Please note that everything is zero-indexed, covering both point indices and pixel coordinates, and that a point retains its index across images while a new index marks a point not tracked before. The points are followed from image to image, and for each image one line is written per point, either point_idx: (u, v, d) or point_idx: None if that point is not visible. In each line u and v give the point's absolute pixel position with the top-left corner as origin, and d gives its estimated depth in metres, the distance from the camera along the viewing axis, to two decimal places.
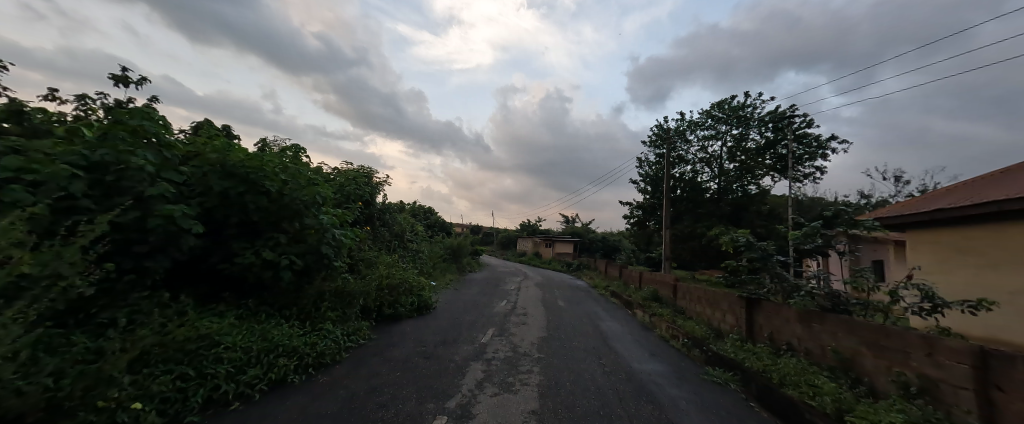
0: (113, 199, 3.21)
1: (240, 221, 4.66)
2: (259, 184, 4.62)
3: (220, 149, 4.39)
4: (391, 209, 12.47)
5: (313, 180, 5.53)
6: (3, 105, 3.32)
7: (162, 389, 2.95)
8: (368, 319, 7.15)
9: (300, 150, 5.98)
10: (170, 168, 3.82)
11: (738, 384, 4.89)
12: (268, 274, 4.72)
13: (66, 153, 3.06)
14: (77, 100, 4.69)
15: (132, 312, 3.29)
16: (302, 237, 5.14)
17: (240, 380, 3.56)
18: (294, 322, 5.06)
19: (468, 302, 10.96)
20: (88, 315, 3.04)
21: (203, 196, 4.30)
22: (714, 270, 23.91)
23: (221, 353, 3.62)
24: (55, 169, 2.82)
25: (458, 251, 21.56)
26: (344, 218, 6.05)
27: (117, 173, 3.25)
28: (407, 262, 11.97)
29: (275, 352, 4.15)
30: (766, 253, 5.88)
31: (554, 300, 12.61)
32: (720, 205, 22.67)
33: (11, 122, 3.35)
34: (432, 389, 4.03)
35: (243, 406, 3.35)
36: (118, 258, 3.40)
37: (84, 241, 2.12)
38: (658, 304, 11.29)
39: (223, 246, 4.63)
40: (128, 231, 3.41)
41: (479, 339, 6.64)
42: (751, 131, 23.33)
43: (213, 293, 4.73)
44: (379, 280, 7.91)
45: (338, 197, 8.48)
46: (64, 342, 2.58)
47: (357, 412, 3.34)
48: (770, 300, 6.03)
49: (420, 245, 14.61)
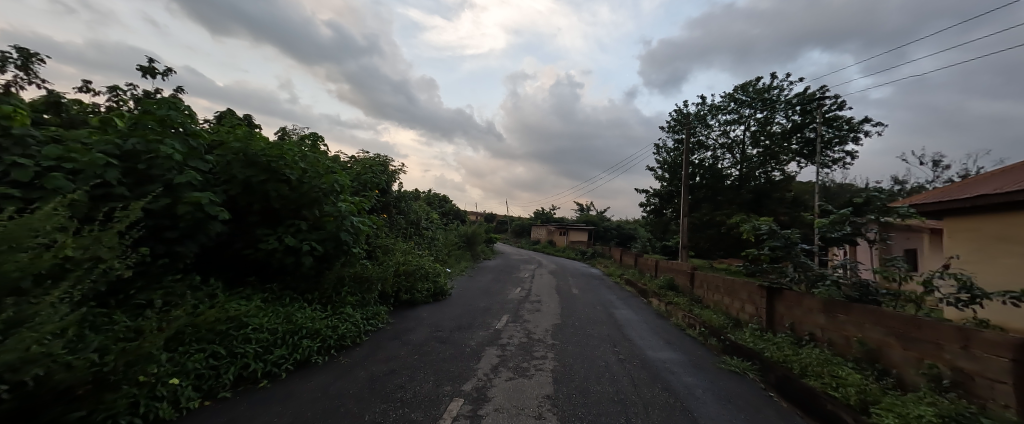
0: (144, 187, 3.37)
1: (263, 208, 4.82)
2: (279, 172, 4.73)
3: (242, 138, 4.53)
4: (405, 198, 12.71)
5: (331, 168, 5.58)
6: (43, 97, 3.50)
7: (196, 366, 3.13)
8: (385, 304, 7.31)
9: (319, 138, 6.09)
10: (196, 156, 3.97)
11: (756, 373, 4.82)
12: (290, 260, 4.89)
13: (100, 142, 3.24)
14: (109, 92, 4.87)
15: (166, 293, 3.48)
16: (321, 224, 5.26)
17: (267, 360, 3.73)
18: (316, 305, 5.22)
19: (481, 289, 11.04)
20: (127, 295, 3.28)
21: (228, 184, 4.45)
22: (733, 259, 23.30)
23: (249, 334, 3.79)
24: (91, 158, 2.98)
25: (471, 239, 21.72)
26: (361, 206, 6.12)
27: (148, 162, 3.42)
28: (422, 250, 12.10)
29: (300, 333, 4.30)
30: (790, 241, 5.79)
31: (568, 288, 12.62)
32: (741, 192, 21.93)
33: (51, 113, 3.55)
34: (447, 373, 4.11)
35: (270, 384, 3.52)
36: (151, 243, 3.57)
37: (120, 227, 2.23)
38: (674, 292, 11.20)
39: (247, 233, 4.80)
40: (159, 217, 3.56)
41: (494, 325, 6.71)
42: (778, 114, 22.32)
43: (240, 277, 4.94)
44: (395, 266, 8.05)
45: (355, 185, 8.59)
46: (105, 321, 2.77)
47: (378, 393, 3.44)
48: (792, 290, 5.87)
49: (435, 233, 14.75)
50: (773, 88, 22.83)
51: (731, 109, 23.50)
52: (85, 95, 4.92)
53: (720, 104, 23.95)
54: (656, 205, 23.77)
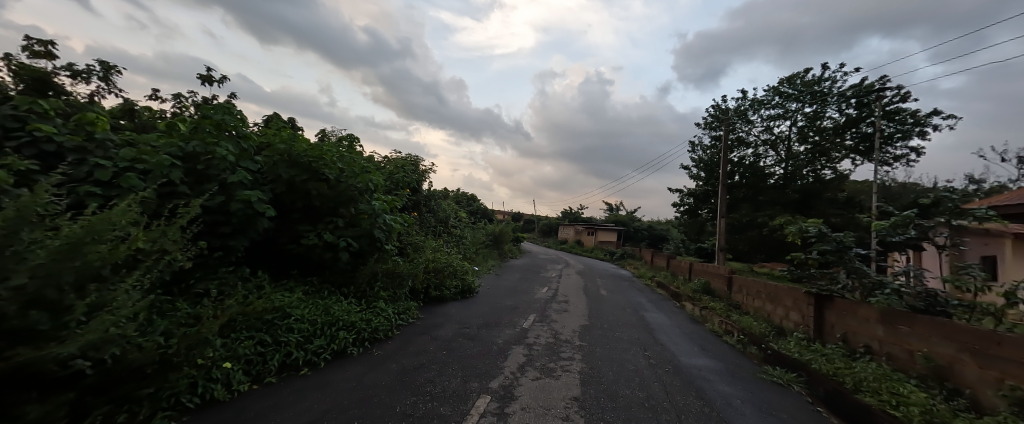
0: (203, 185, 3.65)
1: (304, 206, 5.08)
2: (319, 172, 4.95)
3: (287, 140, 4.79)
4: (435, 196, 12.98)
5: (366, 167, 5.78)
6: (120, 105, 3.89)
7: (246, 352, 3.35)
8: (415, 300, 7.51)
9: (355, 139, 6.34)
10: (247, 157, 4.24)
11: (802, 385, 4.52)
12: (328, 255, 5.14)
13: (166, 145, 3.55)
14: (174, 99, 5.31)
15: (221, 283, 3.75)
16: (357, 221, 5.47)
17: (307, 349, 3.93)
18: (351, 299, 5.44)
19: (508, 288, 11.08)
20: (188, 284, 3.57)
21: (274, 183, 4.73)
22: (774, 263, 21.98)
23: (292, 324, 4.01)
24: (158, 159, 3.27)
25: (498, 238, 21.86)
26: (393, 204, 6.31)
27: (206, 163, 3.70)
28: (450, 248, 12.31)
29: (337, 325, 4.50)
30: (842, 245, 5.38)
31: (596, 289, 12.41)
32: (786, 192, 20.60)
33: (127, 119, 3.93)
34: (475, 370, 4.15)
35: (310, 372, 3.71)
36: (208, 237, 3.87)
37: (183, 222, 2.43)
38: (708, 297, 10.73)
39: (291, 228, 5.08)
40: (215, 213, 3.85)
41: (520, 323, 6.71)
42: (830, 108, 20.73)
43: (284, 270, 5.25)
44: (425, 263, 8.25)
45: (388, 184, 8.88)
46: (169, 307, 3.03)
47: (408, 386, 3.54)
48: (844, 298, 5.45)
49: (463, 232, 14.97)
50: (824, 81, 21.24)
51: (775, 104, 22.15)
52: (154, 102, 5.40)
53: (763, 99, 22.61)
54: (690, 205, 22.84)
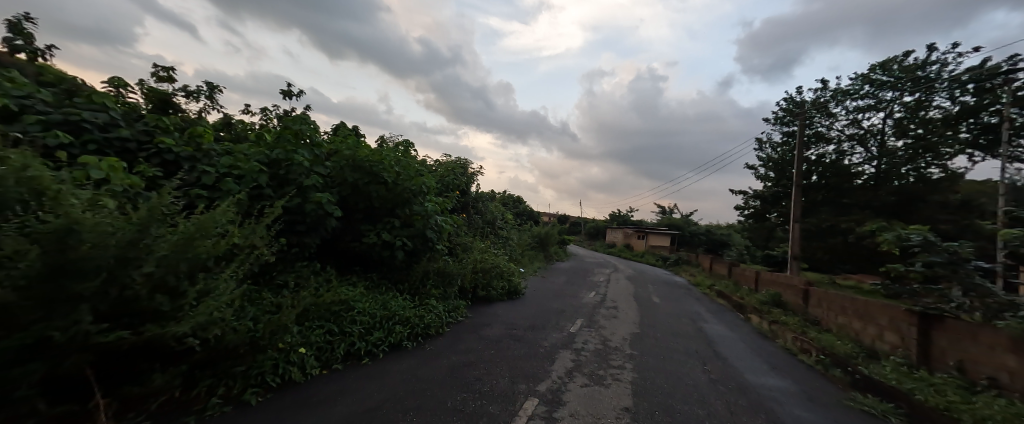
0: (284, 188, 4.07)
1: (366, 207, 5.44)
2: (379, 176, 5.27)
3: (352, 147, 5.17)
4: (482, 198, 13.25)
5: (420, 170, 6.05)
6: (221, 119, 4.48)
7: (317, 339, 3.65)
8: (464, 299, 7.69)
9: (410, 145, 6.68)
10: (319, 163, 4.65)
11: (901, 417, 3.91)
12: (386, 253, 5.45)
13: (256, 153, 4.01)
14: (261, 112, 5.99)
15: (297, 276, 4.15)
16: (411, 222, 5.74)
17: (368, 340, 4.19)
18: (406, 295, 5.71)
19: (556, 291, 10.94)
20: (271, 276, 3.99)
21: (340, 186, 5.12)
22: (860, 275, 19.36)
23: (355, 316, 4.30)
24: (250, 165, 3.70)
25: (545, 240, 21.73)
26: (444, 205, 6.54)
27: (286, 168, 4.12)
28: (497, 249, 12.45)
29: (393, 319, 4.74)
30: (957, 256, 4.62)
31: (649, 296, 11.81)
32: (877, 193, 18.06)
33: (226, 131, 4.51)
34: (523, 371, 4.14)
35: (371, 362, 3.95)
36: (288, 235, 4.29)
37: (268, 221, 2.73)
38: (779, 310, 9.72)
39: (354, 228, 5.46)
40: (293, 213, 4.26)
41: (568, 328, 6.59)
42: (936, 95, 17.84)
43: (348, 265, 5.66)
44: (473, 263, 8.44)
45: (439, 186, 9.22)
46: (257, 296, 3.40)
47: (458, 382, 3.62)
48: (959, 319, 4.64)
49: (509, 233, 15.11)
50: (928, 64, 18.32)
51: (863, 95, 19.58)
52: (246, 115, 6.14)
53: (848, 88, 20.07)
54: (756, 209, 20.93)
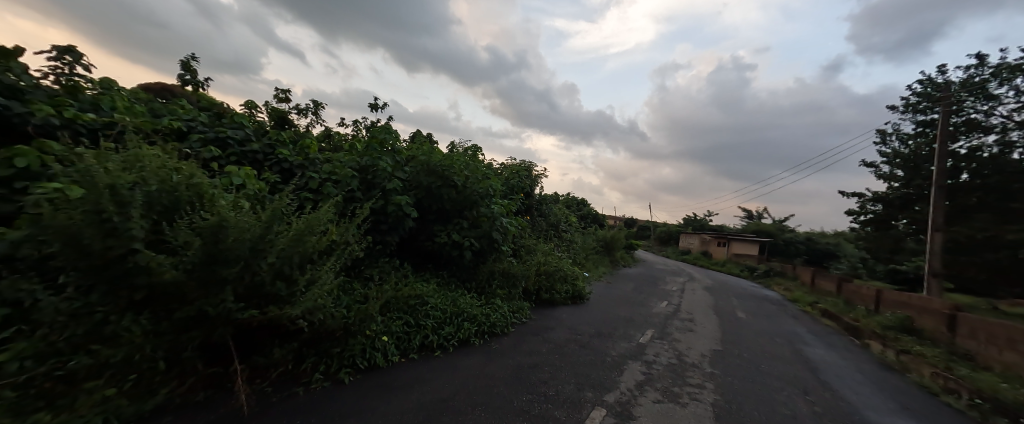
0: (371, 192, 4.54)
1: (438, 209, 5.80)
2: (450, 179, 5.60)
3: (427, 152, 5.58)
4: (546, 201, 13.25)
5: (487, 174, 6.29)
6: (323, 131, 5.16)
7: (396, 329, 4.00)
8: (528, 300, 7.77)
9: (478, 150, 6.97)
10: (399, 168, 5.10)
11: None
12: (456, 253, 5.75)
13: (349, 160, 4.55)
14: (354, 124, 6.76)
15: (380, 271, 4.59)
16: (478, 223, 6.00)
17: (439, 334, 4.46)
18: (473, 293, 5.95)
19: (624, 298, 10.46)
20: (359, 270, 4.48)
21: (416, 189, 5.54)
22: None
23: (429, 310, 4.61)
24: (344, 171, 4.22)
25: (611, 244, 20.94)
26: (509, 207, 6.71)
27: (373, 173, 4.60)
28: (561, 252, 12.32)
29: (462, 316, 4.98)
30: None
31: (731, 309, 10.71)
32: None
33: (325, 142, 5.19)
34: (590, 379, 4.05)
35: (442, 355, 4.20)
36: (373, 233, 4.78)
37: (358, 221, 3.09)
38: (912, 338, 8.14)
39: (428, 228, 5.85)
40: (378, 214, 4.74)
41: (638, 338, 6.26)
42: None
43: (422, 263, 6.09)
44: (537, 266, 8.49)
45: (504, 189, 9.46)
46: (349, 287, 3.85)
47: (524, 383, 3.67)
48: None
49: (573, 237, 14.89)
50: None
51: None
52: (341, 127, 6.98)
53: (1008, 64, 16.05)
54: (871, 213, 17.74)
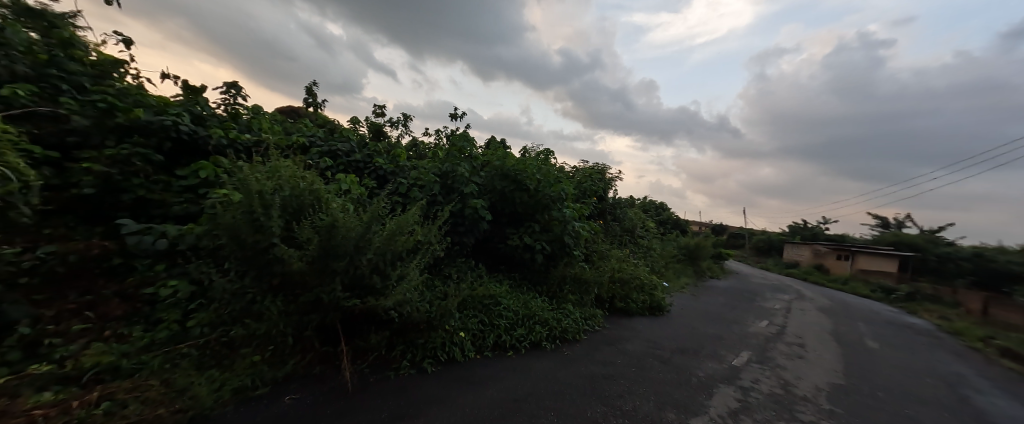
0: (451, 195, 4.89)
1: (511, 212, 5.98)
2: (523, 183, 5.74)
3: (501, 158, 5.81)
4: (620, 205, 12.71)
5: (559, 178, 6.30)
6: (411, 141, 5.72)
7: (472, 327, 4.22)
8: (601, 308, 7.54)
9: (550, 154, 7.02)
10: (475, 174, 5.41)
11: None
12: (527, 255, 5.87)
13: (433, 167, 4.97)
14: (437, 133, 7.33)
15: (458, 270, 4.90)
16: (550, 227, 6.05)
17: (512, 335, 4.57)
18: (544, 297, 5.98)
19: (709, 312, 9.53)
20: (440, 268, 4.83)
21: (491, 193, 5.79)
22: None
23: (502, 311, 4.77)
24: (428, 177, 4.62)
25: (694, 252, 19.23)
26: (582, 211, 6.63)
27: (452, 179, 4.95)
28: (637, 259, 11.72)
29: (534, 318, 5.05)
30: None
31: (848, 334, 9.06)
32: None
33: (413, 151, 5.74)
34: (671, 399, 3.79)
35: (514, 356, 4.30)
36: (452, 235, 5.12)
37: (440, 222, 3.36)
38: None
39: (501, 231, 6.06)
40: (457, 216, 5.07)
41: (728, 359, 5.65)
42: None
43: (496, 264, 6.32)
44: (610, 272, 8.20)
45: (576, 192, 9.34)
46: (431, 284, 4.19)
47: (598, 394, 3.58)
48: None
49: (651, 243, 14.04)
50: None
51: None
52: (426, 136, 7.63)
53: None
54: None
